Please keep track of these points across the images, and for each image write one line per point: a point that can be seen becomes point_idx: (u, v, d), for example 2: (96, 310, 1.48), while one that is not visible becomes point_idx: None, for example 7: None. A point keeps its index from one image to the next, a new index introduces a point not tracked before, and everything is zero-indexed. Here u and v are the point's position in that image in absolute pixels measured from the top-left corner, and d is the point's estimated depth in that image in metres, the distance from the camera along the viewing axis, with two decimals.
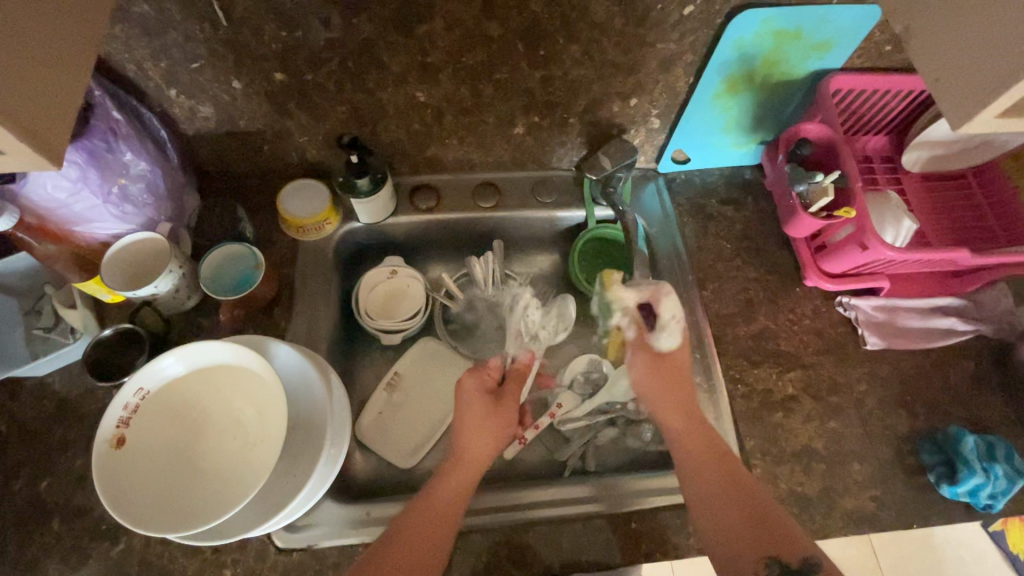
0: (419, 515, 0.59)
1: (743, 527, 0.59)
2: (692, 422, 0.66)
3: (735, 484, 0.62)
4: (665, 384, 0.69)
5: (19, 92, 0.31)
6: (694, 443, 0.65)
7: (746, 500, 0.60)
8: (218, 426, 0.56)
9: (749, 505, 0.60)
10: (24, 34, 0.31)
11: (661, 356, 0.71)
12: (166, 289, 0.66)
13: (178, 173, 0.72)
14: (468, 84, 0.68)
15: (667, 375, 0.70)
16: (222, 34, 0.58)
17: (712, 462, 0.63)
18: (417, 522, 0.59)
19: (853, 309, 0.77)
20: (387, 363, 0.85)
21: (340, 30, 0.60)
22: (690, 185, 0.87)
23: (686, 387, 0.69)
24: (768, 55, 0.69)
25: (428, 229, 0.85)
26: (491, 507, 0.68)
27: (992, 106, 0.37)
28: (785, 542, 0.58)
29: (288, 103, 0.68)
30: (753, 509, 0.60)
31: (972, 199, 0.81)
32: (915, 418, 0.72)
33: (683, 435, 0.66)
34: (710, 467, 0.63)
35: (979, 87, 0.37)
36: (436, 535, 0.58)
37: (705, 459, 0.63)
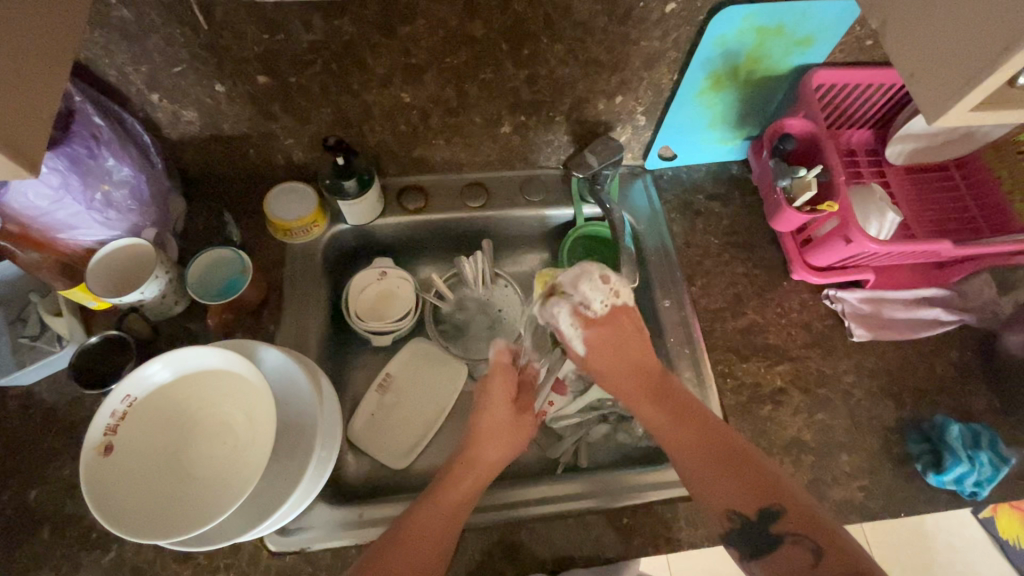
0: (421, 516, 0.59)
1: (710, 468, 0.59)
2: (648, 379, 0.64)
3: (706, 434, 0.60)
4: (617, 352, 0.64)
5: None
6: (657, 404, 0.62)
7: (711, 448, 0.59)
8: (208, 432, 0.55)
9: (730, 464, 0.59)
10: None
11: (603, 321, 0.64)
12: (152, 294, 0.65)
13: (162, 178, 0.71)
14: (453, 84, 0.68)
15: (618, 336, 0.64)
16: (203, 38, 0.58)
17: (688, 417, 0.61)
18: (424, 522, 0.58)
19: (840, 301, 0.78)
20: (378, 364, 0.85)
21: (323, 33, 0.59)
22: (677, 182, 0.87)
23: (631, 343, 0.64)
24: (752, 51, 0.70)
25: (417, 230, 0.85)
26: (484, 507, 0.69)
27: (966, 98, 0.37)
28: (755, 492, 0.57)
29: (273, 106, 0.68)
30: (722, 456, 0.59)
31: (955, 190, 0.82)
32: (901, 408, 0.73)
33: (639, 395, 0.63)
34: (685, 424, 0.61)
35: (954, 81, 0.38)
36: (438, 535, 0.58)
37: (666, 415, 0.62)
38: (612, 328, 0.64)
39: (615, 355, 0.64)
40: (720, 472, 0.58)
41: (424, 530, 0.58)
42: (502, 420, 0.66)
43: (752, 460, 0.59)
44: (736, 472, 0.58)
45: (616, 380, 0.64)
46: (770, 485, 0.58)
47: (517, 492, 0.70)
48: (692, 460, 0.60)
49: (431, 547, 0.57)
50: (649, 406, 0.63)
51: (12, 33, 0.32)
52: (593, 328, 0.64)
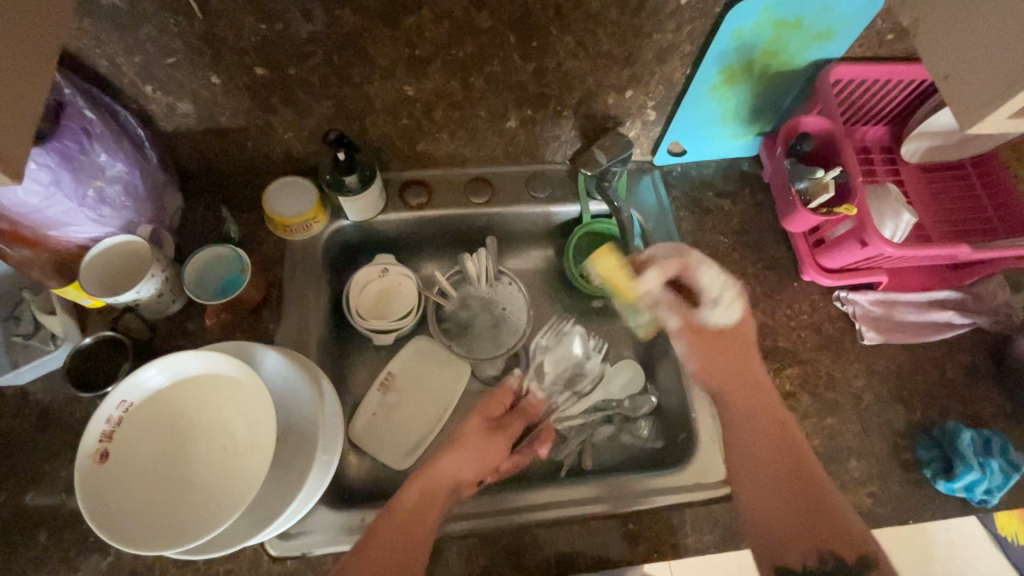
0: (396, 525, 0.59)
1: (784, 495, 0.61)
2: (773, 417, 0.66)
3: (796, 467, 0.62)
4: (718, 356, 0.71)
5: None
6: (775, 448, 0.63)
7: (802, 481, 0.61)
8: (206, 437, 0.54)
9: (809, 509, 0.59)
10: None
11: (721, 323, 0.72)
12: (149, 293, 0.64)
13: (157, 173, 0.69)
14: (458, 77, 0.66)
15: (721, 343, 0.71)
16: (198, 29, 0.56)
17: (787, 460, 0.63)
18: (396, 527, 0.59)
19: (850, 303, 0.76)
20: (379, 362, 0.83)
21: (323, 23, 0.57)
22: (687, 178, 0.85)
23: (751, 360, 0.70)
24: (768, 45, 0.67)
25: (419, 226, 0.83)
26: (485, 513, 0.68)
27: (1004, 106, 0.35)
28: (826, 527, 0.58)
29: (271, 98, 0.65)
30: (804, 495, 0.60)
31: (971, 190, 0.80)
32: (911, 412, 0.72)
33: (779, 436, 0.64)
34: (782, 464, 0.62)
35: (992, 87, 0.36)
36: (411, 541, 0.58)
37: (776, 451, 0.63)
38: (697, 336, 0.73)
39: (710, 358, 0.71)
40: (799, 500, 0.60)
41: (408, 528, 0.59)
42: (476, 428, 0.71)
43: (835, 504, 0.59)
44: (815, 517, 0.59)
45: (739, 395, 0.68)
46: (851, 529, 0.58)
47: (521, 497, 0.68)
48: (771, 485, 0.62)
49: (408, 551, 0.58)
50: (766, 445, 0.64)
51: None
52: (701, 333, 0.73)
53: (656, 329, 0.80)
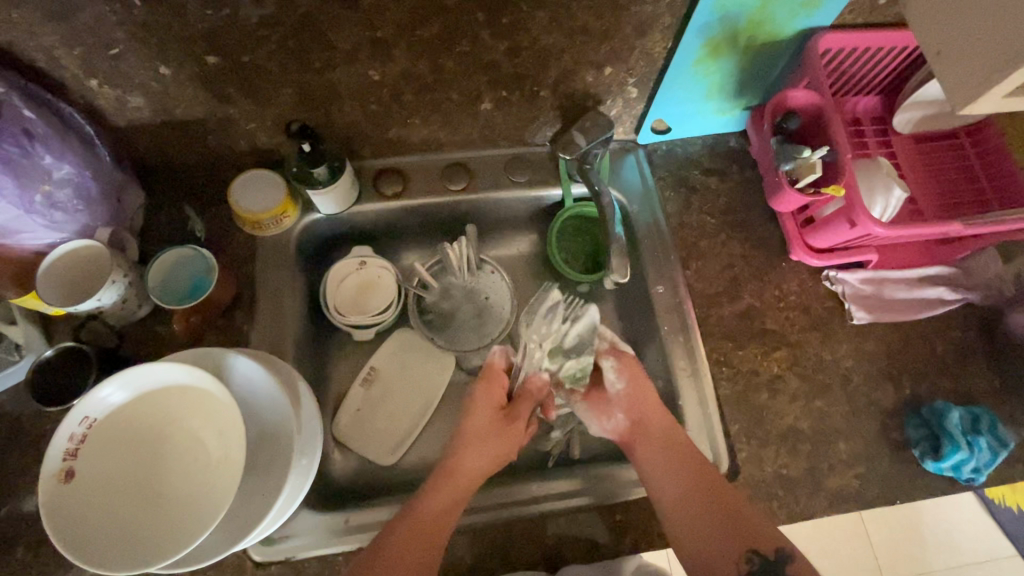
0: (415, 528, 0.59)
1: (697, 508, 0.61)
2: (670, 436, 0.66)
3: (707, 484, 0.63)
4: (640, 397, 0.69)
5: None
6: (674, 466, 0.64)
7: (709, 498, 0.62)
8: (177, 449, 0.52)
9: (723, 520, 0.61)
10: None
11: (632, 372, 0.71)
12: (111, 300, 0.61)
13: (114, 173, 0.65)
14: (426, 59, 0.62)
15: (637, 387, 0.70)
16: (138, 17, 0.51)
17: (694, 469, 0.63)
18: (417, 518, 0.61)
19: (840, 283, 0.75)
20: (361, 356, 0.81)
21: (275, 6, 0.53)
22: (672, 156, 0.82)
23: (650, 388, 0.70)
24: (753, 15, 0.63)
25: (396, 216, 0.80)
26: (483, 506, 0.67)
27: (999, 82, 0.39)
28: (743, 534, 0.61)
29: (228, 88, 0.61)
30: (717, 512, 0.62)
31: (964, 160, 0.78)
32: (901, 392, 0.71)
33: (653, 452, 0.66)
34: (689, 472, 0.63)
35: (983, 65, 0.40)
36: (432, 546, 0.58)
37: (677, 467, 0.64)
38: (627, 362, 0.72)
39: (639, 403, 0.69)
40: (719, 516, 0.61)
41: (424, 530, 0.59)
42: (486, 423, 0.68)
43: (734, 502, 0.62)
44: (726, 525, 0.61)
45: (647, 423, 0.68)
46: (762, 532, 0.60)
47: (522, 490, 0.68)
48: (687, 517, 0.61)
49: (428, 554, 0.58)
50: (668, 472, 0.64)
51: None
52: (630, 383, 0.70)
53: (643, 313, 0.78)
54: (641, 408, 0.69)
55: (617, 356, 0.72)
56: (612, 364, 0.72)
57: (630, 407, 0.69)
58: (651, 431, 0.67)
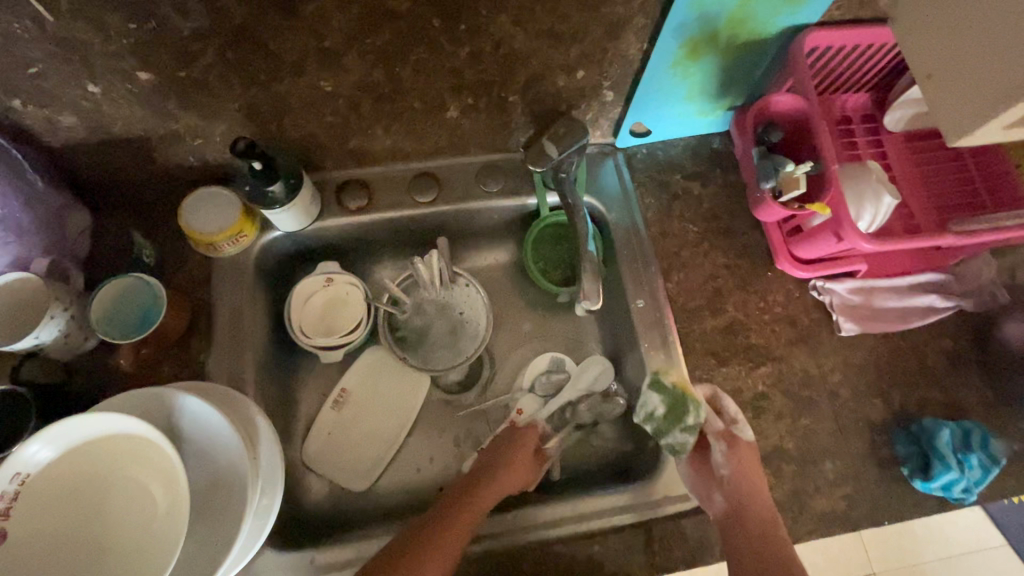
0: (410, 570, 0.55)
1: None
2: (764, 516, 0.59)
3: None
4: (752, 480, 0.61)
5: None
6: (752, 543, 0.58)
7: None
8: (121, 499, 0.49)
9: None
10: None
11: (746, 447, 0.63)
12: (51, 336, 0.57)
13: (49, 198, 0.61)
14: (382, 68, 0.57)
15: (745, 459, 0.62)
16: (54, 33, 0.47)
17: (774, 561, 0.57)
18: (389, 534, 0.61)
19: (828, 293, 0.71)
20: (331, 378, 0.78)
21: (205, 16, 0.48)
22: (652, 160, 0.78)
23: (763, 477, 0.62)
24: (733, 14, 0.58)
25: (363, 231, 0.76)
26: (471, 535, 0.64)
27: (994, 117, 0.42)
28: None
29: (167, 104, 0.57)
30: None
31: (958, 159, 0.74)
32: (890, 407, 0.68)
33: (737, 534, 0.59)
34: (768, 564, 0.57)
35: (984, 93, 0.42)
36: None
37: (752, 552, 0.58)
38: (741, 449, 0.62)
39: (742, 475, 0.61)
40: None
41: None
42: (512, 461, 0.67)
43: None
44: None
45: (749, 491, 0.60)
46: None
47: (511, 514, 0.64)
48: None
49: None
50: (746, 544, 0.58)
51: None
52: (736, 448, 0.62)
53: (624, 326, 0.75)
54: (739, 500, 0.60)
55: (732, 440, 0.63)
56: (722, 447, 0.63)
57: (730, 497, 0.60)
58: (749, 525, 0.59)
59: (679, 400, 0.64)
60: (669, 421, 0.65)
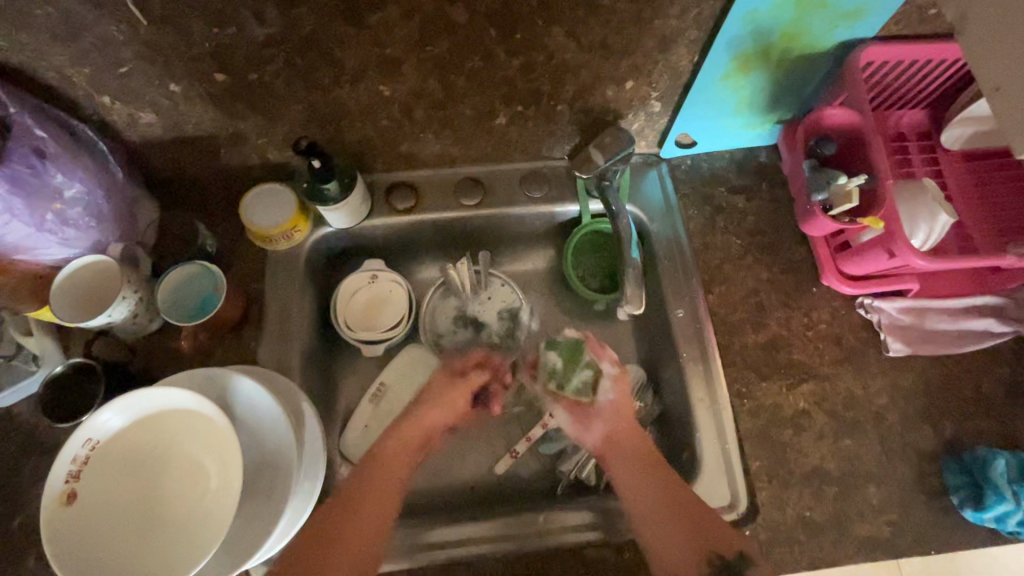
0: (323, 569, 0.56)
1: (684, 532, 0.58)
2: (640, 447, 0.65)
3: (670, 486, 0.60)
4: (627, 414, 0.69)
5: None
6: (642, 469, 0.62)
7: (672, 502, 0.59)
8: (177, 473, 0.51)
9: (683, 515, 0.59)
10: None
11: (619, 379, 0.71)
12: (122, 315, 0.61)
13: (125, 188, 0.64)
14: (437, 75, 0.60)
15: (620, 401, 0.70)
16: (145, 36, 0.51)
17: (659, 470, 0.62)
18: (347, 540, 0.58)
19: (876, 311, 0.70)
20: (371, 373, 0.81)
21: (279, 24, 0.51)
22: (696, 171, 0.78)
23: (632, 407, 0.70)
24: (788, 28, 0.58)
25: (409, 231, 0.78)
26: (495, 534, 0.65)
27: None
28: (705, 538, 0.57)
29: (237, 104, 0.61)
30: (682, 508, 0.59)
31: (1019, 181, 0.71)
32: (940, 434, 0.66)
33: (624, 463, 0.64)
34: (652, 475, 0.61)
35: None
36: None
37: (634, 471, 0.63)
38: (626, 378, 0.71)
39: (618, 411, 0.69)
40: (687, 523, 0.58)
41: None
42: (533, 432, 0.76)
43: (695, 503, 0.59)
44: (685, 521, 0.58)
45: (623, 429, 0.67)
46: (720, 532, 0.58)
47: (539, 517, 0.65)
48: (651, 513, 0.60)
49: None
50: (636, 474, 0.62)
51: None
52: (618, 381, 0.71)
53: (661, 337, 0.75)
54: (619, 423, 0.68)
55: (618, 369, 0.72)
56: (609, 373, 0.71)
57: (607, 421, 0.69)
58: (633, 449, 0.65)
59: (575, 349, 0.74)
60: (568, 367, 0.74)
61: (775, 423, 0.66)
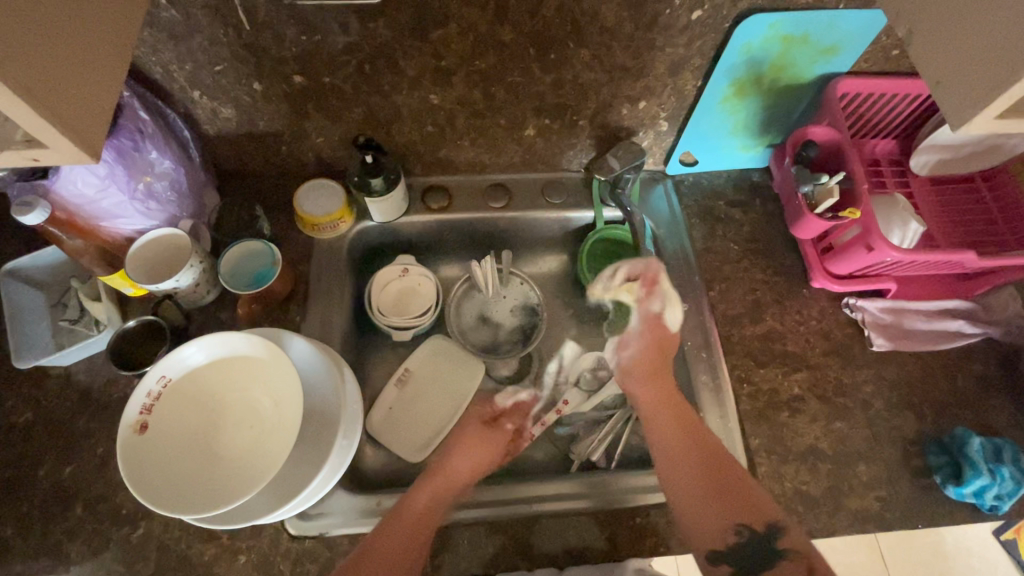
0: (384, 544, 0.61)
1: (717, 498, 0.62)
2: (683, 414, 0.70)
3: (712, 462, 0.65)
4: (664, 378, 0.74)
5: (27, 64, 0.31)
6: (679, 432, 0.68)
7: (714, 473, 0.64)
8: (236, 414, 0.57)
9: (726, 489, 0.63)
10: (22, 17, 0.31)
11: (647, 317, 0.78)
12: (187, 283, 0.68)
13: (198, 173, 0.74)
14: (481, 87, 0.70)
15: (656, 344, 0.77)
16: (245, 38, 0.61)
17: (709, 447, 0.66)
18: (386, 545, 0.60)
19: (860, 310, 0.78)
20: (397, 359, 0.86)
21: (357, 35, 0.62)
22: (698, 187, 0.88)
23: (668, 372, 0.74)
24: (776, 60, 0.70)
25: (439, 229, 0.86)
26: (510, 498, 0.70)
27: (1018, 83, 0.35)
28: (741, 502, 0.62)
29: (306, 104, 0.70)
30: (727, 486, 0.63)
31: (980, 202, 0.81)
32: (922, 420, 0.72)
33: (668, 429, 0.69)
34: (700, 451, 0.66)
35: (1006, 77, 0.37)
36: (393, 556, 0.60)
37: (683, 439, 0.68)
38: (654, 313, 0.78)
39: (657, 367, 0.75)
40: (716, 496, 0.63)
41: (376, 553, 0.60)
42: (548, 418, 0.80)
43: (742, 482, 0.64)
44: (724, 494, 0.63)
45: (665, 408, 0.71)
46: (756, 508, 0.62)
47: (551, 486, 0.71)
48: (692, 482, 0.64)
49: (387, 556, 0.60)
50: (676, 440, 0.68)
51: (66, 19, 0.34)
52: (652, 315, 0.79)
53: None
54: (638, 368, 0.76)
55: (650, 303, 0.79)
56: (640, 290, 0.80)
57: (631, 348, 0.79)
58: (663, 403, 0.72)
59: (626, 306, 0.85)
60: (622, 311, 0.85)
61: (773, 405, 0.72)
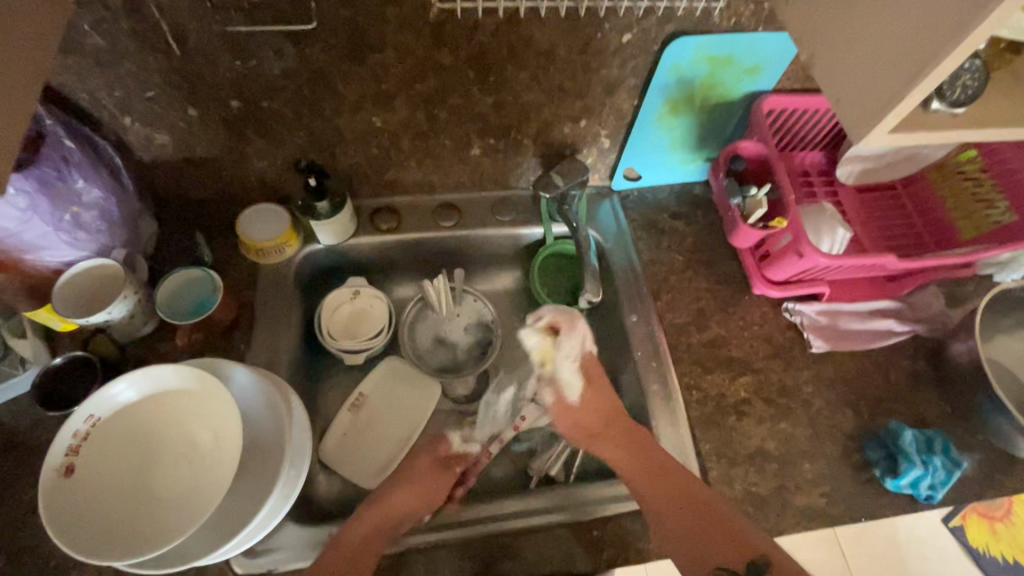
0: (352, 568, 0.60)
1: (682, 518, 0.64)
2: (621, 438, 0.71)
3: (665, 485, 0.66)
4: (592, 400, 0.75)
5: None
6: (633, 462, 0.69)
7: (672, 493, 0.66)
8: (172, 450, 0.55)
9: (683, 507, 0.65)
10: None
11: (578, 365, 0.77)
12: (120, 314, 0.65)
13: (133, 201, 0.72)
14: (423, 109, 0.71)
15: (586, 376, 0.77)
16: (177, 64, 0.60)
17: (658, 471, 0.68)
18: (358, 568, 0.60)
19: (798, 314, 0.82)
20: (351, 384, 0.85)
21: (294, 60, 0.62)
22: (643, 201, 0.91)
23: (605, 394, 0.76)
24: (705, 79, 0.74)
25: (390, 249, 0.86)
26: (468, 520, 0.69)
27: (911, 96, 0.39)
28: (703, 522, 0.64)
29: (245, 129, 0.69)
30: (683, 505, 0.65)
31: (902, 208, 0.88)
32: (860, 416, 0.76)
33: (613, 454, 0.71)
34: (654, 476, 0.67)
35: (896, 92, 0.41)
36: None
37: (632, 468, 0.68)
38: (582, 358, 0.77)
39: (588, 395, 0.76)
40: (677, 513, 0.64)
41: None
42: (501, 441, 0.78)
43: (695, 503, 0.65)
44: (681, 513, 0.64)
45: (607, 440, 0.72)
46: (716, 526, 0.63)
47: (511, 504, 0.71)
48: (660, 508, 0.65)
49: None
50: (629, 465, 0.69)
51: None
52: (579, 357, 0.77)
53: (618, 343, 0.84)
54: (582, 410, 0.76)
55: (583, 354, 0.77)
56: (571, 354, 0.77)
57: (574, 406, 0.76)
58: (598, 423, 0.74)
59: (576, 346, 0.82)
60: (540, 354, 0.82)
61: (722, 410, 0.74)
